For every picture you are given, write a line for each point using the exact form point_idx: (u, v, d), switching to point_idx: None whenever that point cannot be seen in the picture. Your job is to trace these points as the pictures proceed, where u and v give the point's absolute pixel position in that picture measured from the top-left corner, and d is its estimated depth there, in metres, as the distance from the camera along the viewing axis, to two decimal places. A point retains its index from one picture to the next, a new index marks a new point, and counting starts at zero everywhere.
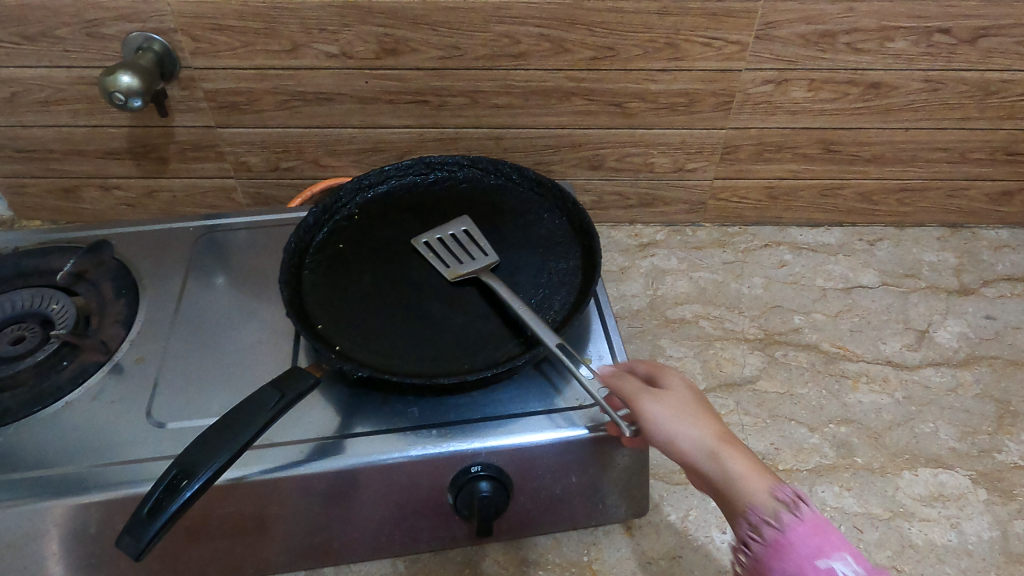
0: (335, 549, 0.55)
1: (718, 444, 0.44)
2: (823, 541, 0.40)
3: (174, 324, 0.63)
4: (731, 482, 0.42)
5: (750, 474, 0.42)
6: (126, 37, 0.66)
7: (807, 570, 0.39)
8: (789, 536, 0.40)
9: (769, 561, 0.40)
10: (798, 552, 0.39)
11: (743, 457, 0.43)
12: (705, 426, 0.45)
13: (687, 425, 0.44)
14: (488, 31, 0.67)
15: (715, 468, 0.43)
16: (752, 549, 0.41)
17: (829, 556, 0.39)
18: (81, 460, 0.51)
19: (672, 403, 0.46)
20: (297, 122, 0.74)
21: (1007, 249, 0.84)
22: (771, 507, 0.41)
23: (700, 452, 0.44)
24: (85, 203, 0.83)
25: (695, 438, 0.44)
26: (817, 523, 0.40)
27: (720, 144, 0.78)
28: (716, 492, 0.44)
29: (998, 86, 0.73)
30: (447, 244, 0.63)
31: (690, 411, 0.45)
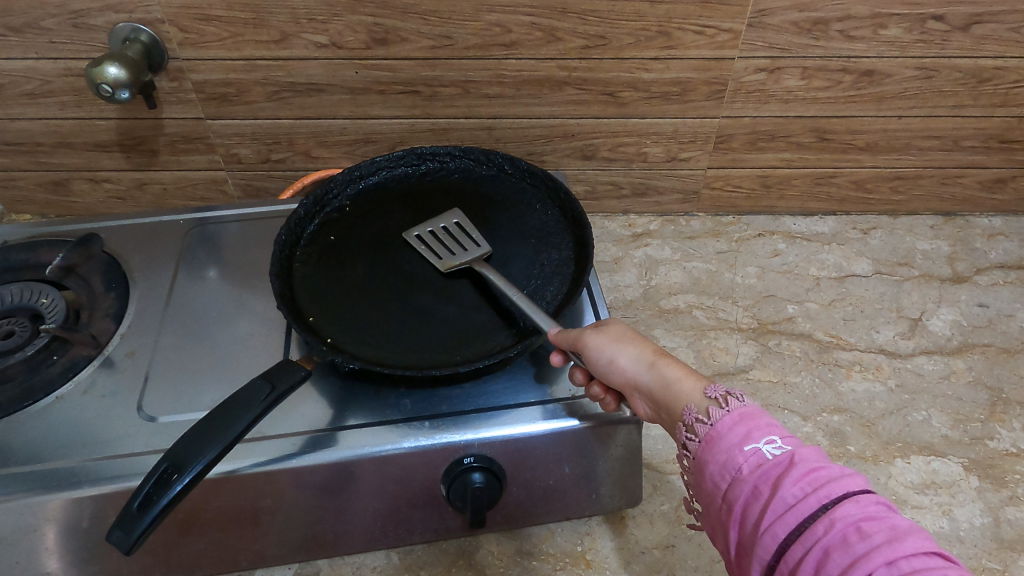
0: (329, 541, 0.55)
1: (656, 356, 0.46)
2: (751, 426, 0.40)
3: (165, 317, 0.62)
4: (668, 386, 0.44)
5: (684, 377, 0.44)
6: (113, 28, 0.66)
7: (736, 455, 0.39)
8: (718, 426, 0.40)
9: (704, 455, 0.40)
10: (726, 440, 0.40)
11: (678, 364, 0.45)
12: (645, 344, 0.47)
13: (625, 345, 0.47)
14: (479, 20, 0.66)
15: (653, 377, 0.45)
16: (692, 447, 0.42)
17: (756, 440, 0.39)
18: (71, 455, 0.51)
19: (610, 331, 0.48)
20: (287, 113, 0.74)
21: (1001, 237, 0.84)
22: (703, 405, 0.42)
23: (639, 365, 0.46)
24: (74, 196, 0.82)
25: (632, 354, 0.47)
26: (745, 412, 0.41)
27: (713, 133, 0.78)
28: (658, 405, 0.45)
29: (992, 74, 0.73)
30: (438, 236, 0.62)
31: (627, 334, 0.48)
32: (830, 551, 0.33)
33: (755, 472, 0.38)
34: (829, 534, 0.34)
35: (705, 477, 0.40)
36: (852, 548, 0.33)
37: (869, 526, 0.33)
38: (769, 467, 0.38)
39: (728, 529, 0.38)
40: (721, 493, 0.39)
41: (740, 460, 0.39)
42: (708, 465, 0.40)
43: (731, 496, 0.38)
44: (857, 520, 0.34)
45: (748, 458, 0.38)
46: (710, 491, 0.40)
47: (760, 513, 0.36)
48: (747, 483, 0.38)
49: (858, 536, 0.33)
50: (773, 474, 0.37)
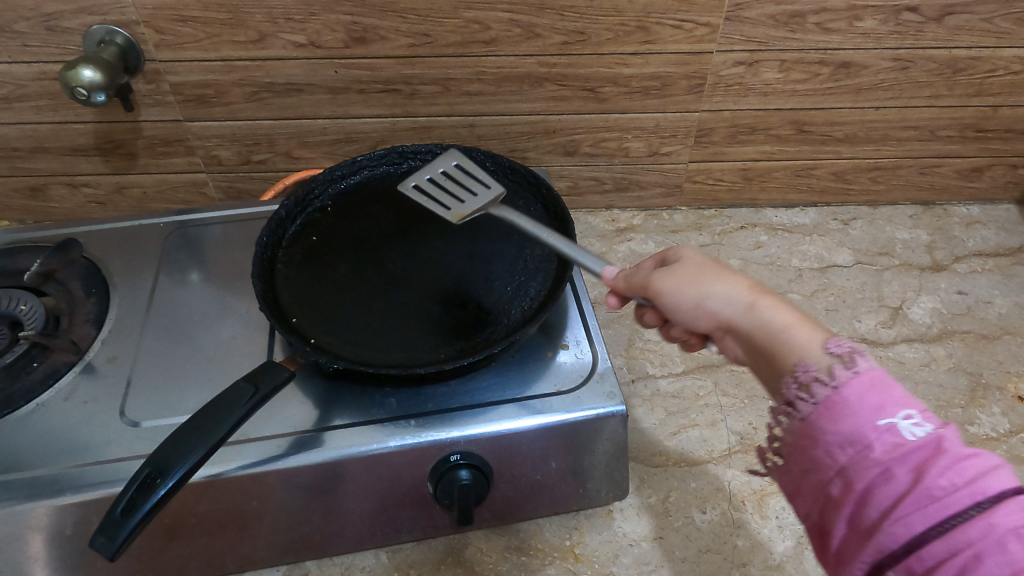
0: (318, 542, 0.55)
1: (754, 296, 0.42)
2: (886, 397, 0.34)
3: (147, 321, 0.62)
4: (774, 333, 0.40)
5: (794, 324, 0.40)
6: (87, 31, 0.65)
7: (867, 429, 0.34)
8: (844, 393, 0.35)
9: (822, 422, 0.36)
10: (855, 410, 0.35)
11: (784, 306, 0.41)
12: (739, 282, 0.43)
13: (715, 283, 0.43)
14: (458, 17, 0.66)
15: (752, 321, 0.41)
16: (804, 410, 0.37)
17: (890, 413, 0.34)
18: (52, 462, 0.51)
19: (689, 269, 0.44)
20: (267, 114, 0.73)
21: (978, 225, 0.85)
22: (823, 362, 0.38)
23: (736, 307, 0.42)
24: (52, 201, 0.81)
25: (725, 294, 0.42)
26: (876, 376, 0.35)
27: (694, 127, 0.78)
28: (756, 350, 0.41)
29: (966, 64, 0.74)
30: (442, 183, 0.62)
31: (712, 270, 0.44)
32: (981, 556, 0.29)
33: (890, 453, 0.33)
34: (983, 538, 0.29)
35: (820, 446, 0.36)
36: (1010, 556, 0.29)
37: None
38: (908, 450, 0.33)
39: (843, 507, 0.34)
40: (839, 467, 0.35)
41: (871, 436, 0.34)
42: (826, 434, 0.35)
43: (855, 473, 0.34)
44: (1017, 526, 0.29)
45: (883, 435, 0.33)
46: (823, 462, 0.35)
47: (891, 499, 0.32)
48: (878, 464, 0.33)
49: (1018, 544, 0.29)
50: (912, 458, 0.32)
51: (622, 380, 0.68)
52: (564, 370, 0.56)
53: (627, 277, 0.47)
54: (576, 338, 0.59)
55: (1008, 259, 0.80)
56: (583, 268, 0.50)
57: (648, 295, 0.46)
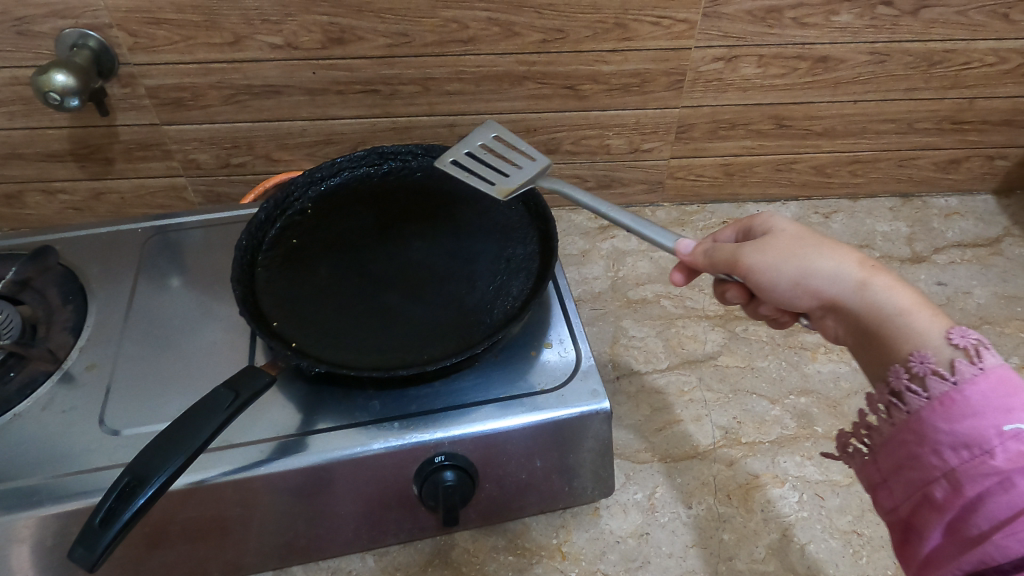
0: (304, 547, 0.54)
1: (867, 273, 0.43)
2: (1011, 401, 0.35)
3: (126, 328, 0.61)
4: (890, 314, 0.41)
5: (913, 307, 0.41)
6: (59, 35, 0.64)
7: (988, 433, 0.35)
8: (963, 389, 0.36)
9: (935, 420, 0.37)
10: (976, 411, 0.35)
11: (898, 286, 0.42)
12: (850, 258, 0.44)
13: (826, 257, 0.44)
14: (435, 16, 0.66)
15: (863, 299, 0.42)
16: (913, 404, 0.38)
17: (1014, 418, 0.35)
18: (30, 473, 0.50)
19: (790, 245, 0.45)
20: (245, 116, 0.73)
21: (957, 216, 0.86)
22: (944, 355, 0.38)
23: (847, 285, 0.43)
24: (28, 208, 0.80)
25: (834, 269, 0.44)
26: (1003, 376, 0.36)
27: (674, 123, 0.78)
28: (862, 325, 0.43)
29: (941, 56, 0.74)
30: (482, 157, 0.62)
31: (817, 244, 0.45)
32: None
33: (1012, 461, 0.34)
34: None
35: (928, 444, 0.37)
36: None
37: None
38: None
39: (945, 511, 0.36)
40: (948, 468, 0.36)
41: (991, 440, 0.34)
42: (939, 432, 0.36)
43: (967, 478, 0.35)
44: None
45: (1006, 441, 0.34)
46: (930, 462, 0.37)
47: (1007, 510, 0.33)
48: (996, 472, 0.34)
49: None
50: None
51: (607, 377, 0.68)
52: (547, 369, 0.56)
53: (709, 253, 0.48)
54: (559, 336, 0.59)
55: (986, 249, 0.81)
56: (652, 243, 0.50)
57: (739, 271, 0.47)
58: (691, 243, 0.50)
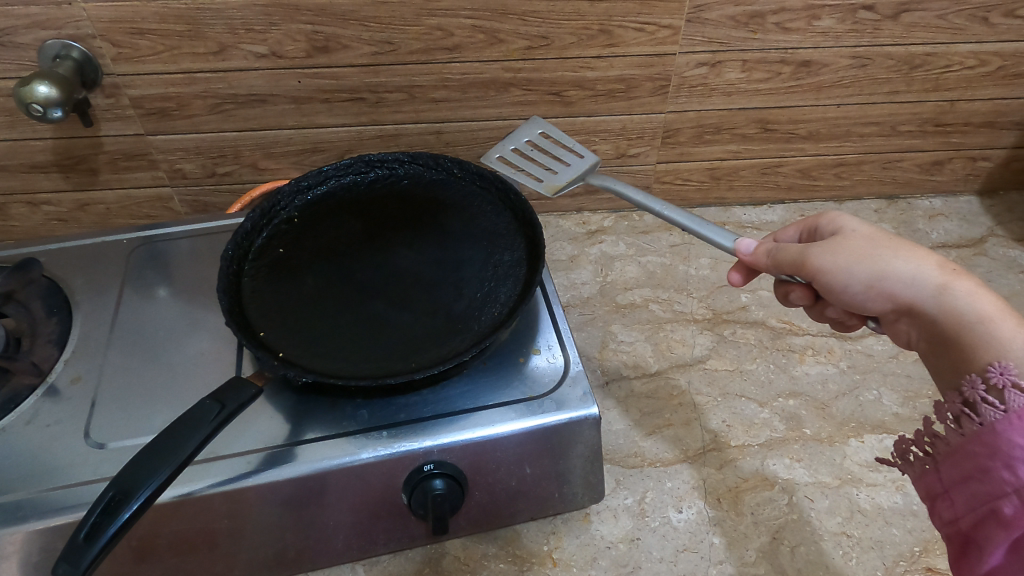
0: (294, 558, 0.54)
1: (947, 278, 0.44)
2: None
3: (111, 340, 0.61)
4: (971, 317, 0.42)
5: (995, 312, 0.42)
6: (42, 46, 0.64)
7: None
8: None
9: (1011, 433, 0.37)
10: None
11: (980, 291, 0.43)
12: (930, 261, 0.45)
13: (905, 260, 0.45)
14: (420, 24, 0.66)
15: (943, 302, 0.44)
16: (987, 416, 0.38)
17: None
18: (14, 488, 0.49)
19: (866, 247, 0.47)
20: (230, 125, 0.72)
21: (941, 217, 0.87)
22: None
23: (927, 287, 0.44)
24: (13, 220, 0.80)
25: (913, 272, 0.45)
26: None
27: (660, 128, 0.79)
28: (939, 328, 0.44)
29: (923, 60, 0.75)
30: (529, 155, 0.66)
31: (895, 246, 0.46)
32: None
33: None
34: None
35: (1000, 457, 0.37)
36: None
37: None
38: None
39: (1013, 528, 0.36)
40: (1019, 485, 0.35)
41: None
42: (1015, 447, 0.36)
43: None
44: None
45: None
46: (1001, 478, 0.36)
47: None
48: None
49: None
50: None
51: (596, 382, 0.69)
52: (535, 375, 0.56)
53: (771, 253, 0.50)
54: (547, 342, 0.59)
55: (970, 250, 0.82)
56: (712, 243, 0.51)
57: (810, 273, 0.48)
58: (752, 243, 0.51)
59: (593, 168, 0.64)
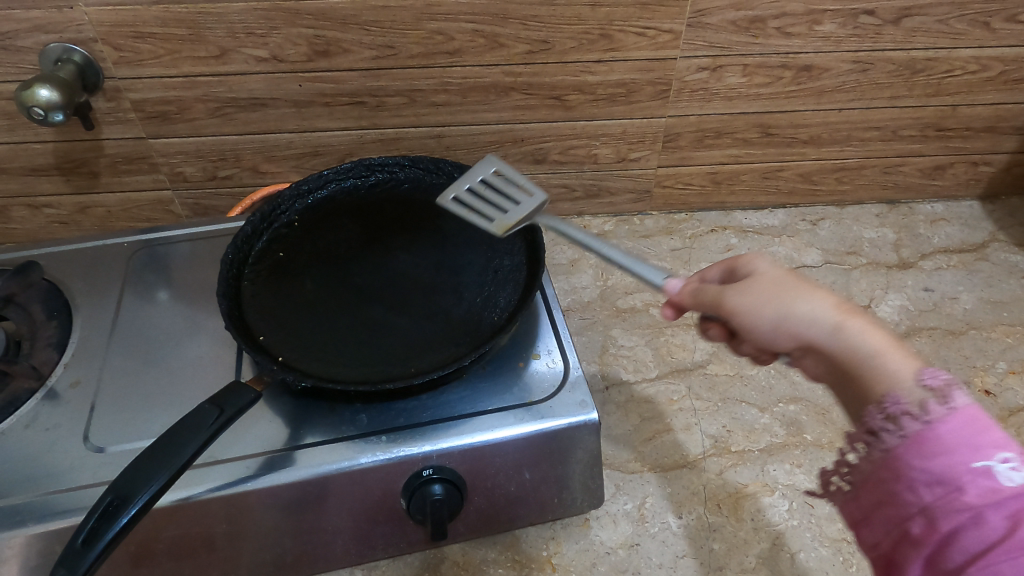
0: (292, 563, 0.54)
1: (841, 315, 0.40)
2: (984, 438, 0.33)
3: (111, 343, 0.61)
4: (866, 358, 0.38)
5: (887, 350, 0.38)
6: (43, 49, 0.64)
7: (960, 470, 0.33)
8: (937, 425, 0.34)
9: (909, 457, 0.35)
10: (947, 446, 0.34)
11: (874, 328, 0.39)
12: (826, 298, 0.41)
13: (806, 298, 0.41)
14: (421, 28, 0.66)
15: (839, 342, 0.39)
16: (886, 440, 0.36)
17: (987, 456, 0.33)
18: (12, 492, 0.49)
19: (766, 284, 0.43)
20: (231, 129, 0.73)
21: (943, 222, 0.87)
22: (915, 395, 0.36)
23: (824, 327, 0.40)
24: (14, 223, 0.80)
25: (810, 311, 0.40)
26: (974, 416, 0.34)
27: (661, 133, 0.78)
28: (840, 369, 0.40)
29: (924, 65, 0.75)
30: (483, 194, 0.59)
31: (794, 283, 0.42)
32: None
33: (987, 498, 0.32)
34: None
35: (902, 479, 0.35)
36: None
37: None
38: (1005, 496, 0.32)
39: (920, 547, 0.34)
40: (922, 504, 0.34)
41: (965, 477, 0.33)
42: (913, 469, 0.34)
43: (942, 513, 0.33)
44: None
45: (978, 478, 0.32)
46: (906, 499, 0.34)
47: (981, 546, 0.31)
48: (969, 507, 0.32)
49: None
50: (1012, 504, 0.31)
51: (596, 387, 0.68)
52: (535, 381, 0.56)
53: (696, 293, 0.45)
54: (547, 347, 0.59)
55: (972, 255, 0.82)
56: (642, 280, 0.48)
57: (719, 312, 0.44)
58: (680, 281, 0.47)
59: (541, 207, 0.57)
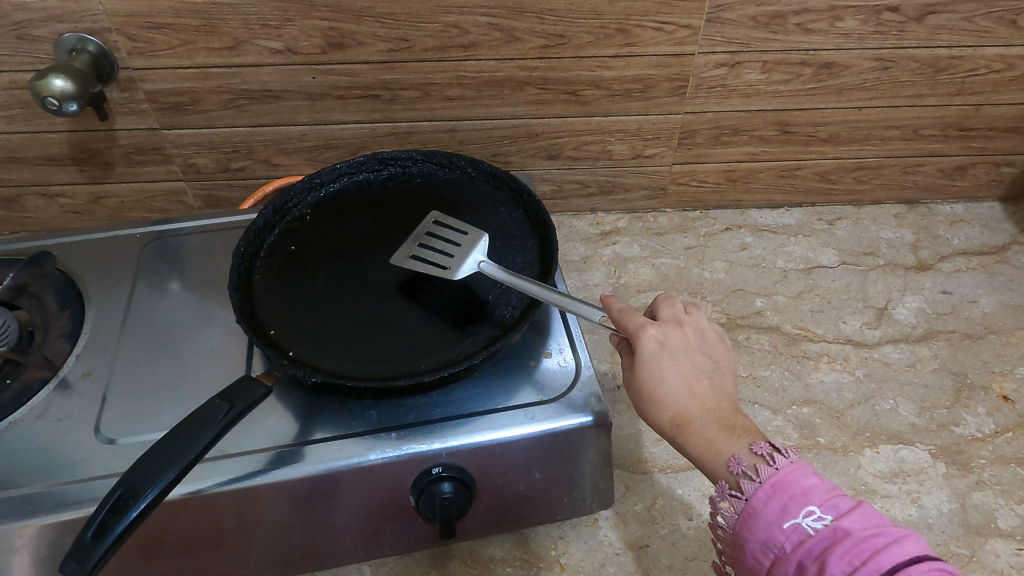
0: (301, 558, 0.54)
1: (674, 428, 0.46)
2: (787, 499, 0.40)
3: (123, 334, 0.61)
4: (695, 460, 0.45)
5: (703, 458, 0.44)
6: (59, 39, 0.64)
7: (777, 533, 0.40)
8: (754, 501, 0.41)
9: (743, 532, 0.41)
10: (763, 517, 0.40)
11: (697, 438, 0.45)
12: (666, 407, 0.46)
13: (650, 412, 0.47)
14: (436, 21, 0.65)
15: (676, 446, 0.46)
16: (729, 521, 0.43)
17: (794, 515, 0.40)
18: (24, 482, 0.49)
19: (631, 387, 0.48)
20: (245, 121, 0.72)
21: (963, 223, 0.85)
22: (731, 483, 0.43)
23: (665, 433, 0.46)
24: (28, 212, 0.80)
25: (654, 422, 0.47)
26: (778, 482, 0.41)
27: (677, 129, 0.77)
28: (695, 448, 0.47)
29: (948, 63, 0.74)
30: (431, 250, 0.60)
31: (644, 392, 0.47)
32: None
33: (798, 548, 0.39)
34: None
35: (745, 553, 0.41)
36: None
37: None
38: (812, 543, 0.38)
39: None
40: (766, 570, 0.40)
41: (781, 538, 0.39)
42: (748, 542, 0.41)
43: (778, 574, 0.39)
44: None
45: (790, 535, 0.39)
46: (755, 567, 0.41)
47: None
48: (792, 560, 0.39)
49: None
50: (817, 548, 0.38)
51: (607, 386, 0.68)
52: (546, 379, 0.56)
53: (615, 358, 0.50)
54: (559, 345, 0.59)
55: (991, 257, 0.81)
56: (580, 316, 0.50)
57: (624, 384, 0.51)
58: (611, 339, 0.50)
59: (484, 245, 0.59)
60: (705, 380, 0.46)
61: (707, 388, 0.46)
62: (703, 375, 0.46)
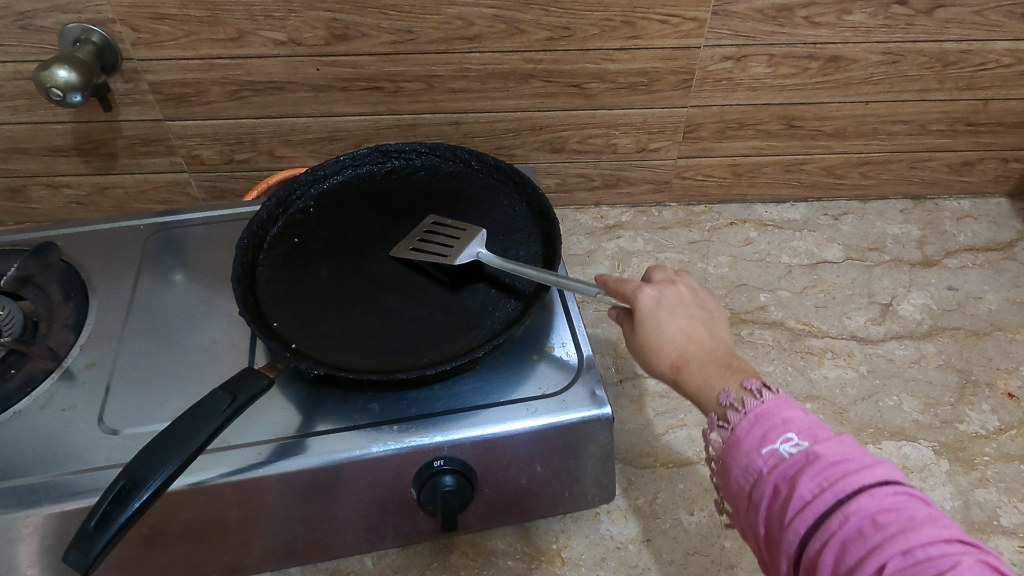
0: (304, 549, 0.54)
1: (674, 370, 0.45)
2: (768, 427, 0.39)
3: (127, 325, 0.61)
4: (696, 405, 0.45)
5: (701, 394, 0.44)
6: (62, 30, 0.63)
7: (755, 458, 0.39)
8: (737, 430, 0.40)
9: (726, 459, 0.40)
10: (744, 444, 0.39)
11: (696, 374, 0.44)
12: (666, 351, 0.46)
13: (649, 359, 0.47)
14: (440, 13, 0.65)
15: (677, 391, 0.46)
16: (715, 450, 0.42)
17: (772, 441, 0.38)
18: (28, 471, 0.50)
19: (634, 339, 0.48)
20: (248, 112, 0.72)
21: (969, 219, 0.85)
22: (720, 413, 0.42)
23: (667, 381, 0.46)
24: (33, 203, 0.80)
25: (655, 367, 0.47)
26: (762, 412, 0.40)
27: (682, 123, 0.77)
28: None
29: (956, 57, 0.73)
30: (430, 241, 0.61)
31: (646, 338, 0.47)
32: (846, 544, 0.33)
33: (774, 472, 0.38)
34: (844, 528, 0.34)
35: (728, 481, 0.40)
36: (868, 539, 0.33)
37: (885, 517, 0.33)
38: (786, 466, 0.37)
39: (757, 529, 0.39)
40: (745, 495, 0.39)
41: (759, 463, 0.38)
42: (730, 469, 0.40)
43: (754, 497, 0.38)
44: (873, 513, 0.34)
45: (767, 460, 0.38)
46: (736, 493, 0.40)
47: (782, 510, 0.36)
48: (768, 484, 0.38)
49: (874, 528, 0.33)
50: (790, 472, 0.37)
51: (610, 380, 0.68)
52: (549, 373, 0.56)
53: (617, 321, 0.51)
54: (562, 339, 0.59)
55: (998, 254, 0.80)
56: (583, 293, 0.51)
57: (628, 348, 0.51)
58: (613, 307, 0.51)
59: (482, 237, 0.60)
60: (701, 327, 0.47)
61: (704, 335, 0.46)
62: (699, 324, 0.47)
